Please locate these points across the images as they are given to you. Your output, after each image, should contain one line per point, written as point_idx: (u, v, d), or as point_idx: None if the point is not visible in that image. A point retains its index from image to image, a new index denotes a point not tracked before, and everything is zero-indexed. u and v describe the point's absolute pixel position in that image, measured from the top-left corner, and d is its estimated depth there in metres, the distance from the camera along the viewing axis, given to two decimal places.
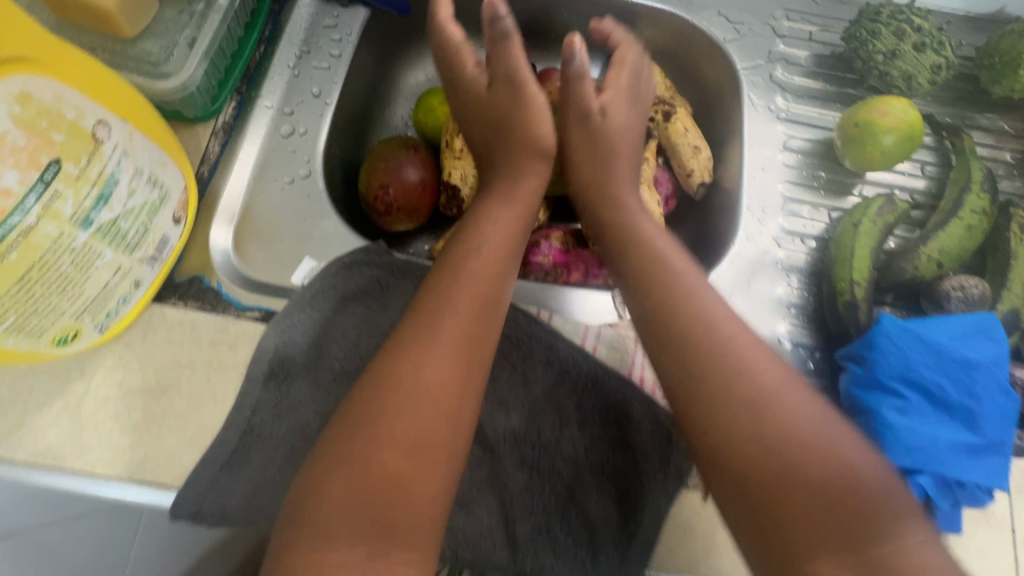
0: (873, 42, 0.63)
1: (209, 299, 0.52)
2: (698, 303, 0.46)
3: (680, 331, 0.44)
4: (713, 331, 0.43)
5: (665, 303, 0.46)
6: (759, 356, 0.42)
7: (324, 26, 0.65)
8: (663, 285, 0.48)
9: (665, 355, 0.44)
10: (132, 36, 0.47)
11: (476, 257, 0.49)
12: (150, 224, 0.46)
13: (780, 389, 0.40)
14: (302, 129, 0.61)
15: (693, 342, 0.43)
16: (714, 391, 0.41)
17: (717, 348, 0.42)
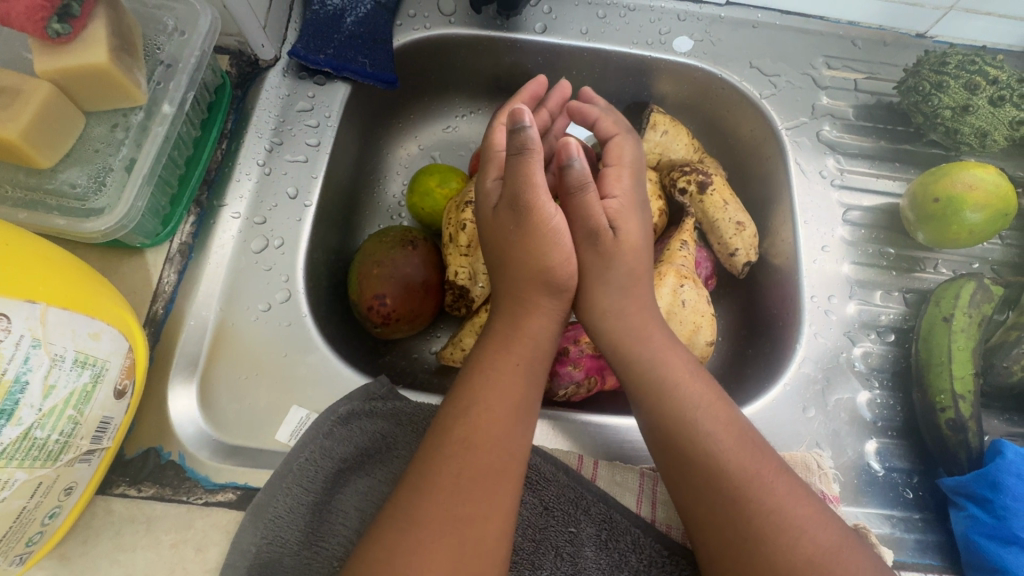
0: (939, 97, 0.55)
1: (169, 481, 0.41)
2: (716, 450, 0.38)
3: (704, 495, 0.38)
4: (750, 490, 0.36)
5: (692, 458, 0.38)
6: (798, 503, 0.36)
7: (297, 111, 0.55)
8: (680, 432, 0.39)
9: (699, 520, 0.38)
10: (48, 166, 0.38)
11: (494, 407, 0.37)
12: (82, 415, 0.35)
13: (820, 549, 0.35)
14: (276, 240, 0.50)
15: (723, 507, 0.37)
16: (753, 566, 0.35)
17: (752, 514, 0.36)
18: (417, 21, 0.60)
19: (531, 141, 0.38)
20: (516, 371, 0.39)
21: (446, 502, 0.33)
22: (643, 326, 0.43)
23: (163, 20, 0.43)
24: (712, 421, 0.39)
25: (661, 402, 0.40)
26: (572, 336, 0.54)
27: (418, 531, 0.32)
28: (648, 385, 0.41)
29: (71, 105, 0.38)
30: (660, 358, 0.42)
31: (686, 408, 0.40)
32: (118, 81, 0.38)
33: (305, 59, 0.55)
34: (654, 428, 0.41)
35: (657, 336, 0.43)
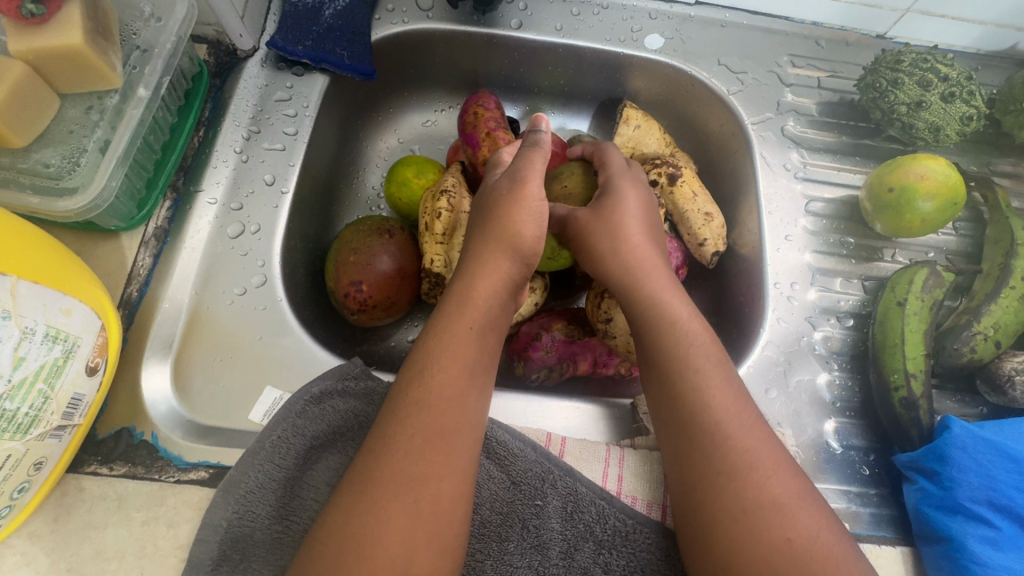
0: (895, 93, 0.57)
1: (141, 460, 0.41)
2: (705, 386, 0.39)
3: (683, 427, 0.39)
4: (725, 429, 0.37)
5: (678, 392, 0.39)
6: (769, 447, 0.37)
7: (275, 100, 0.56)
8: (671, 368, 0.40)
9: (673, 454, 0.39)
10: (23, 145, 0.38)
11: (458, 378, 0.38)
12: (53, 390, 0.35)
13: (777, 497, 0.35)
14: (253, 226, 0.51)
15: (697, 443, 0.38)
16: (711, 504, 0.36)
17: (722, 451, 0.37)
18: (395, 15, 0.61)
19: (542, 142, 0.48)
20: (481, 344, 0.41)
21: (407, 464, 0.35)
22: (637, 275, 0.45)
23: (140, 6, 0.44)
24: (704, 359, 0.40)
25: (659, 342, 0.42)
26: (544, 322, 0.57)
27: (378, 493, 0.34)
28: (651, 325, 0.43)
29: (45, 86, 0.38)
30: (657, 297, 0.44)
31: (683, 347, 0.41)
32: (93, 64, 0.38)
33: (283, 50, 0.56)
34: (648, 363, 0.42)
35: (659, 280, 0.45)
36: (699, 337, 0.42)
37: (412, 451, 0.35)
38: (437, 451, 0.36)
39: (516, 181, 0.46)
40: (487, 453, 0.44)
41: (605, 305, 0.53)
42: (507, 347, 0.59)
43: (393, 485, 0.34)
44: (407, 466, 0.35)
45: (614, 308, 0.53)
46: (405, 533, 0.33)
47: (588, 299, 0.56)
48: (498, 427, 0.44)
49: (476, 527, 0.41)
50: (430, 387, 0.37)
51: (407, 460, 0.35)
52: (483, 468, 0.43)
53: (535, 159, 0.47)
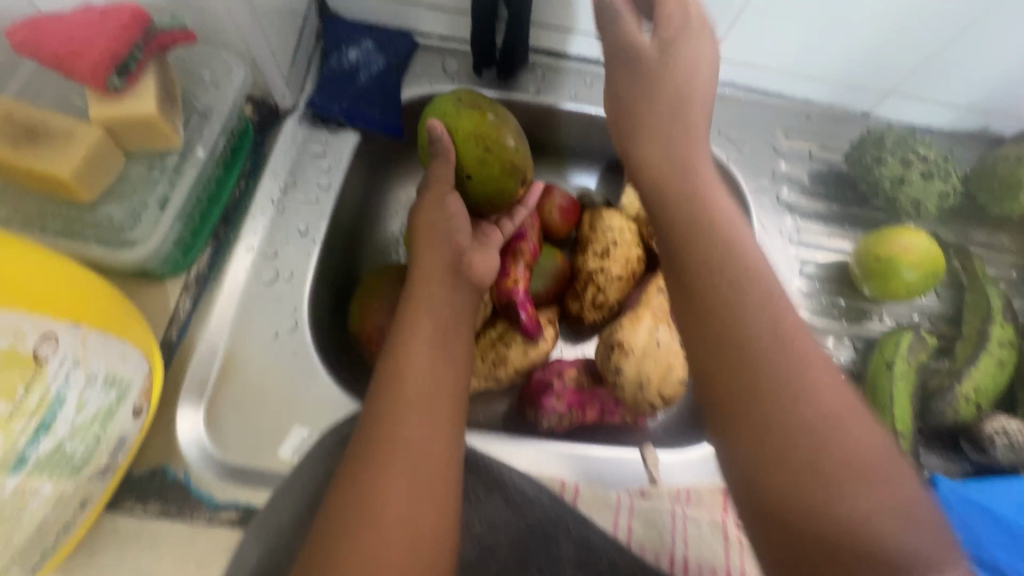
0: (880, 168, 0.62)
1: (174, 499, 0.43)
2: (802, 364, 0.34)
3: (790, 476, 0.31)
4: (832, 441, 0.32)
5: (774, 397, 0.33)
6: (848, 423, 0.32)
7: (311, 154, 0.60)
8: (767, 370, 0.34)
9: (765, 471, 0.32)
10: (91, 201, 0.41)
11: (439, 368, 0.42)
12: (105, 431, 0.37)
13: (874, 459, 0.31)
14: (287, 273, 0.54)
15: (816, 482, 0.31)
16: (797, 523, 0.31)
17: (837, 477, 0.31)
18: (423, 78, 0.67)
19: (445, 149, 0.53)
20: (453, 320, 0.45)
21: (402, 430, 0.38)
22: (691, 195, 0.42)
23: (201, 74, 0.48)
24: (763, 335, 0.35)
25: (720, 319, 0.36)
26: (556, 370, 0.60)
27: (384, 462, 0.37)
28: (700, 295, 0.37)
29: (116, 148, 0.42)
30: (734, 255, 0.38)
31: (785, 361, 0.34)
32: (161, 129, 0.42)
33: (321, 108, 0.61)
34: (733, 405, 0.34)
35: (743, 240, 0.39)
36: (774, 318, 0.35)
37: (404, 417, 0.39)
38: (425, 416, 0.39)
39: None
40: (470, 465, 0.47)
41: (615, 357, 0.57)
42: (521, 392, 0.63)
43: (396, 454, 0.37)
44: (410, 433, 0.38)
45: (623, 361, 0.56)
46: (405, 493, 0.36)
47: (597, 354, 0.60)
48: (515, 473, 0.47)
49: (468, 533, 0.44)
50: (409, 362, 0.41)
51: (405, 423, 0.39)
52: (468, 481, 0.47)
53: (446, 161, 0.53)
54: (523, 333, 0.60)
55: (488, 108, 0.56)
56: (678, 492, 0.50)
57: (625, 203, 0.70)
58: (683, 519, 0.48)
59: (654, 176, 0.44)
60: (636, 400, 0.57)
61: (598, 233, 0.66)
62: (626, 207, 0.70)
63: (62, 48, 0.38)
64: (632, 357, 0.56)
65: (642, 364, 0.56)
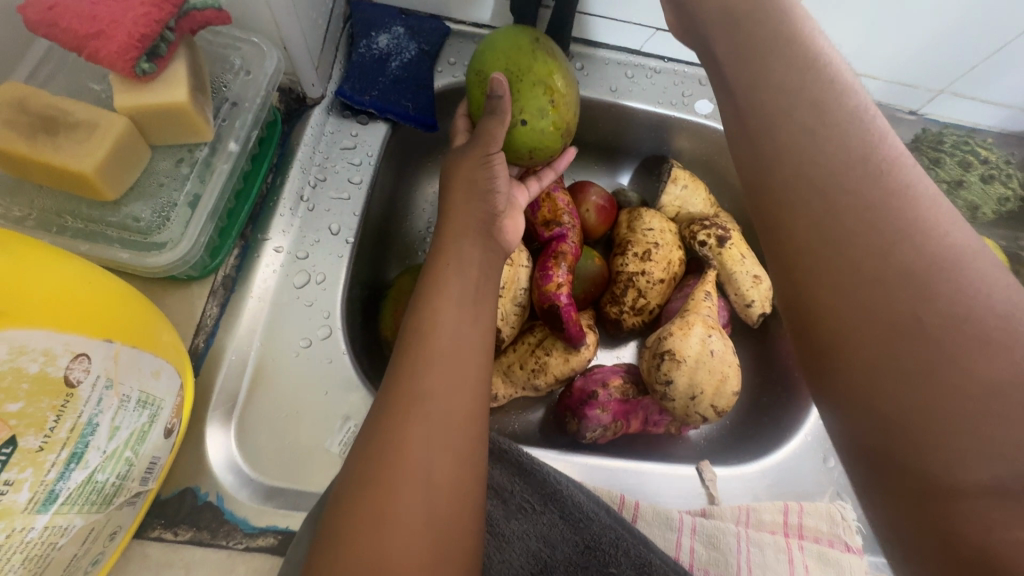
0: (937, 170, 0.59)
1: (207, 523, 0.40)
2: (901, 190, 0.30)
3: (884, 320, 0.28)
4: (942, 281, 0.27)
5: (876, 260, 0.29)
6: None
7: (340, 147, 0.56)
8: (850, 235, 0.30)
9: (853, 345, 0.29)
10: (115, 199, 0.37)
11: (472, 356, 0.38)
12: (137, 456, 0.34)
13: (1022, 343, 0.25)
14: (319, 276, 0.50)
15: (905, 352, 0.27)
16: (925, 423, 0.26)
17: (936, 373, 0.26)
18: (456, 68, 0.63)
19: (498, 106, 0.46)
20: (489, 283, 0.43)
21: (424, 381, 0.36)
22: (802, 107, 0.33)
23: (230, 59, 0.44)
24: (905, 259, 0.28)
25: (830, 244, 0.30)
26: (600, 380, 0.57)
27: (405, 417, 0.34)
28: (807, 221, 0.31)
29: (142, 141, 0.38)
30: (839, 167, 0.30)
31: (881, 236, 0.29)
32: (193, 120, 0.38)
33: (351, 99, 0.57)
34: (820, 267, 0.30)
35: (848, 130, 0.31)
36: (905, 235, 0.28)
37: (432, 369, 0.36)
38: (459, 385, 0.37)
39: None
40: (498, 458, 0.45)
41: (665, 366, 0.54)
42: (559, 400, 0.60)
43: (417, 410, 0.35)
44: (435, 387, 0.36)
45: (674, 371, 0.53)
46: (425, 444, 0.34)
47: (641, 360, 0.57)
48: (574, 487, 0.44)
49: (489, 527, 0.43)
50: (442, 318, 0.39)
51: (426, 375, 0.36)
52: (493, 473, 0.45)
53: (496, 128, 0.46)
54: (565, 339, 0.57)
55: (552, 55, 0.49)
56: (740, 514, 0.47)
57: (664, 202, 0.67)
58: (748, 545, 0.45)
59: (744, 73, 0.35)
60: (687, 411, 0.54)
61: (639, 234, 0.63)
62: (665, 206, 0.67)
63: (85, 27, 0.33)
64: (684, 366, 0.53)
65: (695, 373, 0.53)
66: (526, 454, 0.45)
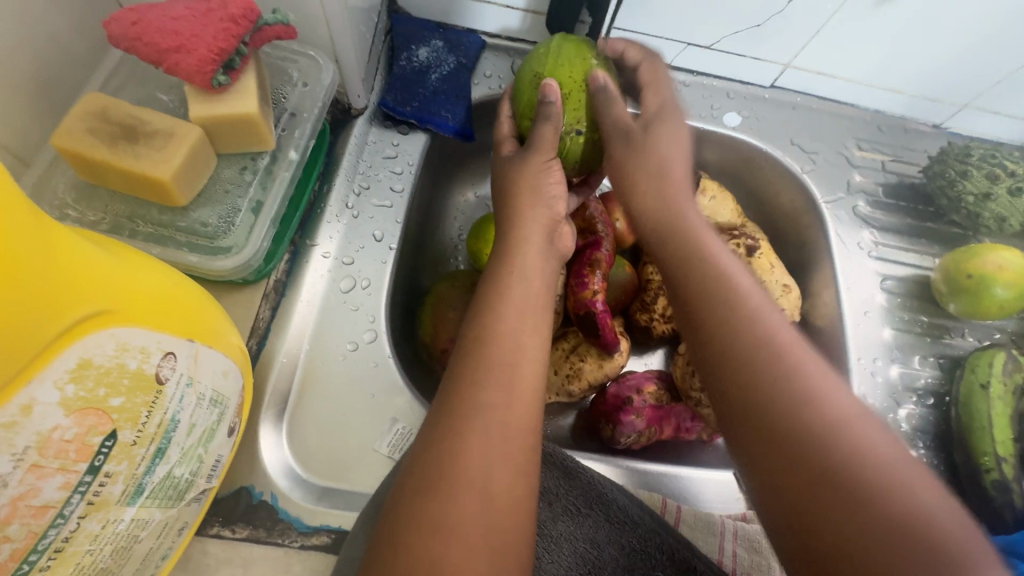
0: (964, 183, 0.61)
1: (262, 522, 0.41)
2: (815, 394, 0.33)
3: (811, 457, 0.31)
4: (863, 469, 0.30)
5: (806, 434, 0.32)
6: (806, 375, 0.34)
7: (382, 157, 0.58)
8: (789, 386, 0.34)
9: (766, 443, 0.33)
10: (183, 204, 0.39)
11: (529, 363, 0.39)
12: (206, 453, 0.35)
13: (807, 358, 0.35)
14: (364, 281, 0.52)
15: (765, 368, 0.35)
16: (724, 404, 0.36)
17: (749, 376, 0.35)
18: (492, 81, 0.64)
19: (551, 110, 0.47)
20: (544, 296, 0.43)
21: (482, 395, 0.37)
22: (735, 296, 0.38)
23: (288, 71, 0.46)
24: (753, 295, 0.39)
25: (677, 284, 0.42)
26: (633, 386, 0.58)
27: (464, 428, 0.35)
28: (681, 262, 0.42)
29: (210, 149, 0.39)
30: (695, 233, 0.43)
31: (816, 418, 0.32)
32: (260, 129, 0.39)
33: (393, 110, 0.59)
34: (754, 398, 0.34)
35: (780, 335, 0.36)
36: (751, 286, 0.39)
37: (489, 382, 0.37)
38: (517, 387, 0.38)
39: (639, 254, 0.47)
40: (545, 461, 0.46)
41: None
42: (592, 406, 0.61)
43: (477, 421, 0.36)
44: (492, 400, 0.37)
45: None
46: (485, 457, 0.35)
47: (675, 368, 0.58)
48: (617, 490, 0.45)
49: (539, 528, 0.43)
50: (500, 331, 0.40)
51: (484, 388, 0.37)
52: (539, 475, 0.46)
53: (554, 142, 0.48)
54: (600, 345, 0.58)
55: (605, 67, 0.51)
56: None
57: None
58: None
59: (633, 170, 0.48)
60: None
61: None
62: None
63: (168, 42, 0.35)
64: None
65: None
66: (571, 458, 0.46)
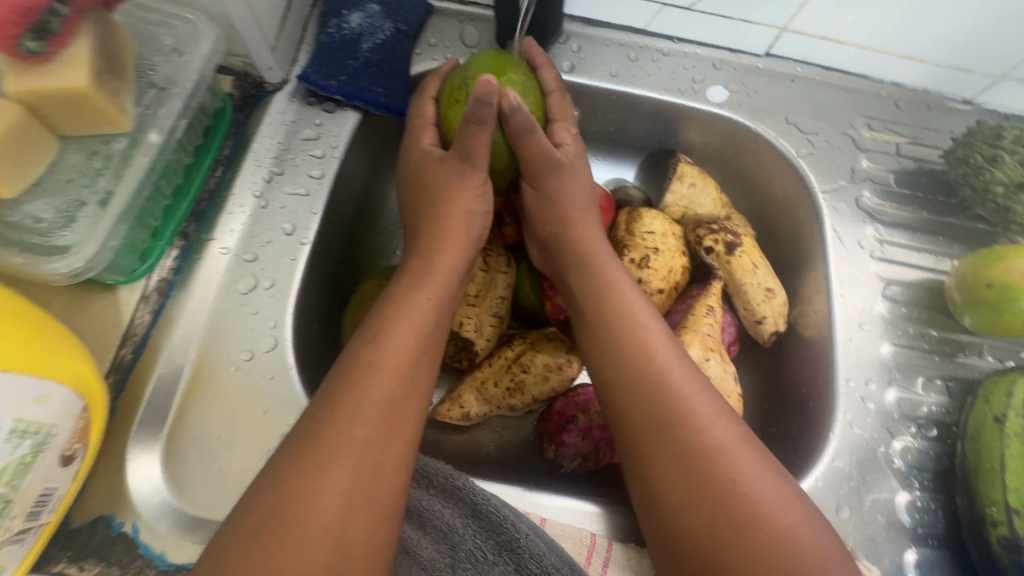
0: (991, 171, 0.51)
1: (117, 557, 0.37)
2: (708, 442, 0.35)
3: (705, 518, 0.33)
4: (751, 520, 0.32)
5: (701, 490, 0.34)
6: (701, 410, 0.36)
7: (303, 137, 0.51)
8: (684, 419, 0.35)
9: (671, 469, 0.35)
10: (12, 197, 0.33)
11: (415, 404, 0.36)
12: (18, 491, 0.30)
13: (700, 389, 0.37)
14: (267, 281, 0.46)
15: (670, 403, 0.36)
16: (633, 432, 0.37)
17: (655, 411, 0.36)
18: (437, 51, 0.56)
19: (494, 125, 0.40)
20: (441, 317, 0.40)
21: (357, 434, 0.33)
22: (643, 347, 0.39)
23: (161, 38, 0.40)
24: (657, 327, 0.40)
25: (599, 307, 0.42)
26: (581, 404, 0.50)
27: (322, 464, 0.32)
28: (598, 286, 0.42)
29: (46, 130, 0.33)
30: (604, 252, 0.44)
31: (709, 468, 0.34)
32: (101, 107, 0.33)
33: (315, 84, 0.51)
34: (652, 456, 0.36)
35: (684, 387, 0.37)
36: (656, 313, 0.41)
37: (360, 414, 0.34)
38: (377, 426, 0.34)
39: (588, 266, 0.43)
40: (452, 496, 0.40)
41: None
42: (538, 422, 0.53)
43: (340, 460, 0.32)
44: (366, 435, 0.34)
45: None
46: (349, 510, 0.32)
47: None
48: (533, 534, 0.39)
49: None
50: (388, 355, 0.36)
51: (355, 427, 0.34)
52: (444, 512, 0.40)
53: (478, 136, 0.41)
54: None
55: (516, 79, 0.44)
56: None
57: (668, 201, 0.58)
58: None
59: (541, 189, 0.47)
60: None
61: (636, 238, 0.53)
62: (668, 206, 0.58)
63: None
64: None
65: None
66: (482, 495, 0.40)
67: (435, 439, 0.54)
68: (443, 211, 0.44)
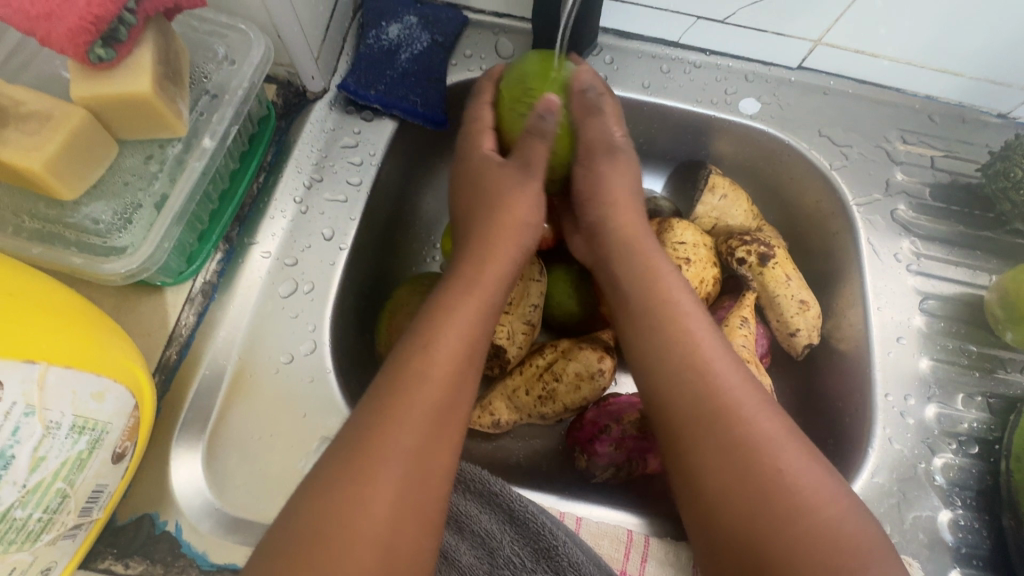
0: None
1: (161, 555, 0.37)
2: (751, 436, 0.34)
3: (746, 514, 0.33)
4: (795, 515, 0.32)
5: (742, 487, 0.33)
6: (745, 404, 0.35)
7: (341, 144, 0.52)
8: (728, 412, 0.35)
9: (715, 461, 0.34)
10: (73, 198, 0.35)
11: (461, 406, 0.36)
12: (73, 486, 0.31)
13: (743, 384, 0.36)
14: (307, 286, 0.46)
15: (712, 397, 0.36)
16: (674, 425, 0.36)
17: (698, 404, 0.36)
18: (473, 61, 0.56)
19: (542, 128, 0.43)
20: (479, 314, 0.40)
21: (399, 432, 0.33)
22: (684, 340, 0.38)
23: (214, 47, 0.41)
24: (698, 321, 0.39)
25: (637, 301, 0.41)
26: (613, 414, 0.49)
27: (366, 455, 0.32)
28: (635, 281, 0.42)
29: (107, 135, 0.35)
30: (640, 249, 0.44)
31: (753, 461, 0.33)
32: (160, 113, 0.34)
33: (355, 94, 0.52)
34: (694, 453, 0.35)
35: (726, 381, 0.36)
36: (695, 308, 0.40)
37: (401, 408, 0.34)
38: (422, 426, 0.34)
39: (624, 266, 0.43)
40: (489, 502, 0.40)
41: None
42: (569, 430, 0.53)
43: (380, 459, 0.32)
44: (408, 428, 0.33)
45: None
46: (395, 506, 0.32)
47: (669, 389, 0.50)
48: (571, 543, 0.39)
49: None
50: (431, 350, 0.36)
51: (399, 422, 0.33)
52: (481, 518, 0.40)
53: None
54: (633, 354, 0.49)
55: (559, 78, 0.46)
56: None
57: (699, 212, 0.58)
58: None
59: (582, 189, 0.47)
60: None
61: (668, 248, 0.53)
62: (699, 217, 0.58)
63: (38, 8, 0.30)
64: None
65: None
66: (519, 501, 0.40)
67: (466, 445, 0.54)
68: (482, 218, 0.44)
